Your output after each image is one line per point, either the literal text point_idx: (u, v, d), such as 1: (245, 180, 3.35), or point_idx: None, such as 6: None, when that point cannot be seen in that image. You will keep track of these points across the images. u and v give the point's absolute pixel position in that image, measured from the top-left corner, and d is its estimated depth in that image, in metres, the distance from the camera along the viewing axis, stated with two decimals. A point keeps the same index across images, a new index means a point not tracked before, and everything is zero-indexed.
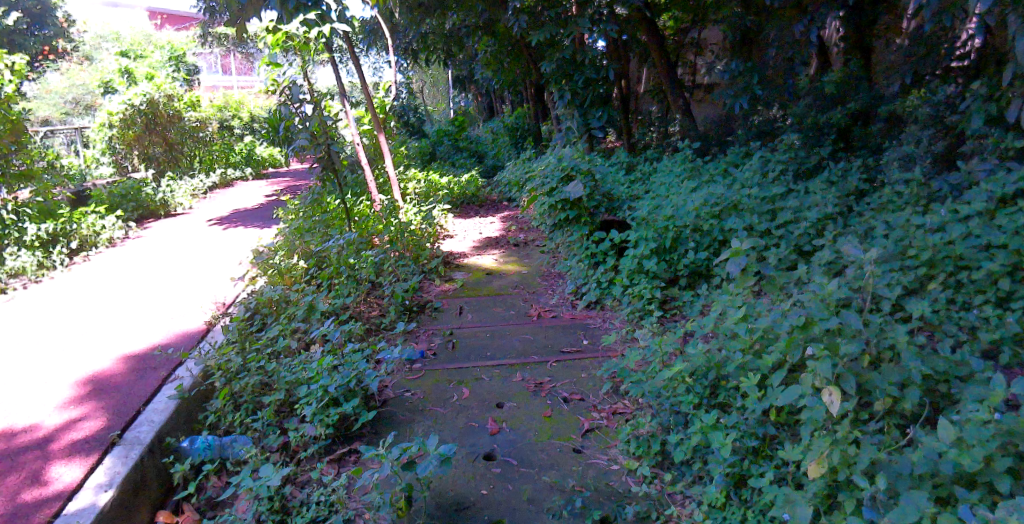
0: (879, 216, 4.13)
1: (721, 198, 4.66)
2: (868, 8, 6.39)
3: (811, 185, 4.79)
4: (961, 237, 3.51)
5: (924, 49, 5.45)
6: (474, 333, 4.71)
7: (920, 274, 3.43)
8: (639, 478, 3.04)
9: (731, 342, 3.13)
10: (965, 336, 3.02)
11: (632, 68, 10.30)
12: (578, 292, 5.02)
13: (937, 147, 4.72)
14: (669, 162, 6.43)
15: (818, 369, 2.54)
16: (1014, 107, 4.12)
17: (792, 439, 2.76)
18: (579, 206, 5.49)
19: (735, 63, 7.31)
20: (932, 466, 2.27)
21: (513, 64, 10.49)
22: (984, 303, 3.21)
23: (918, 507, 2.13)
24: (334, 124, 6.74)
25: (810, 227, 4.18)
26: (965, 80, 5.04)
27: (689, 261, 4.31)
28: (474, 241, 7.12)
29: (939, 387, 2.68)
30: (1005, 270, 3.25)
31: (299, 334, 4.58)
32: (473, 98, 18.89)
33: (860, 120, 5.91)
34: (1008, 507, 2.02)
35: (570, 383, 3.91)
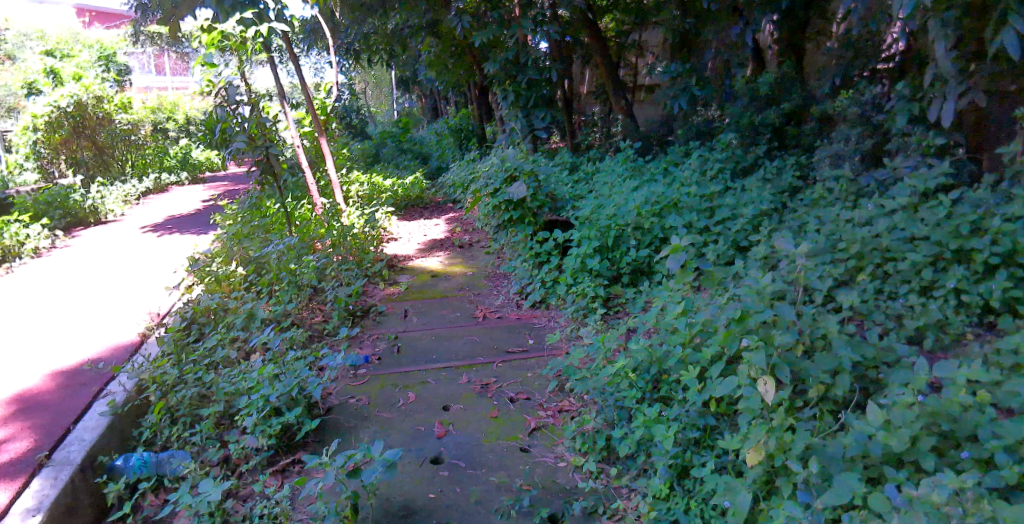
0: (812, 210, 4.27)
1: (661, 197, 4.73)
2: (800, 13, 6.62)
3: (746, 182, 4.93)
4: (887, 230, 3.65)
5: (851, 52, 5.62)
6: (420, 337, 4.66)
7: (849, 267, 3.57)
8: (586, 474, 3.05)
9: (671, 337, 3.18)
10: (892, 325, 3.16)
11: (575, 69, 10.40)
12: (523, 292, 5.02)
13: (865, 144, 4.92)
14: (611, 162, 6.50)
15: (754, 360, 2.60)
16: (937, 107, 4.33)
17: (732, 428, 2.82)
18: (523, 206, 5.46)
19: (673, 65, 7.49)
20: (862, 448, 2.37)
21: (457, 66, 10.47)
22: (909, 291, 3.36)
23: (851, 488, 2.22)
24: (273, 126, 6.53)
25: (747, 223, 4.28)
26: (890, 81, 5.27)
27: (631, 258, 4.35)
28: (419, 243, 7.05)
29: (868, 373, 2.79)
30: (927, 261, 3.40)
31: (239, 343, 4.45)
32: (417, 99, 18.77)
33: (792, 120, 6.12)
34: (931, 483, 2.13)
35: (516, 382, 3.90)
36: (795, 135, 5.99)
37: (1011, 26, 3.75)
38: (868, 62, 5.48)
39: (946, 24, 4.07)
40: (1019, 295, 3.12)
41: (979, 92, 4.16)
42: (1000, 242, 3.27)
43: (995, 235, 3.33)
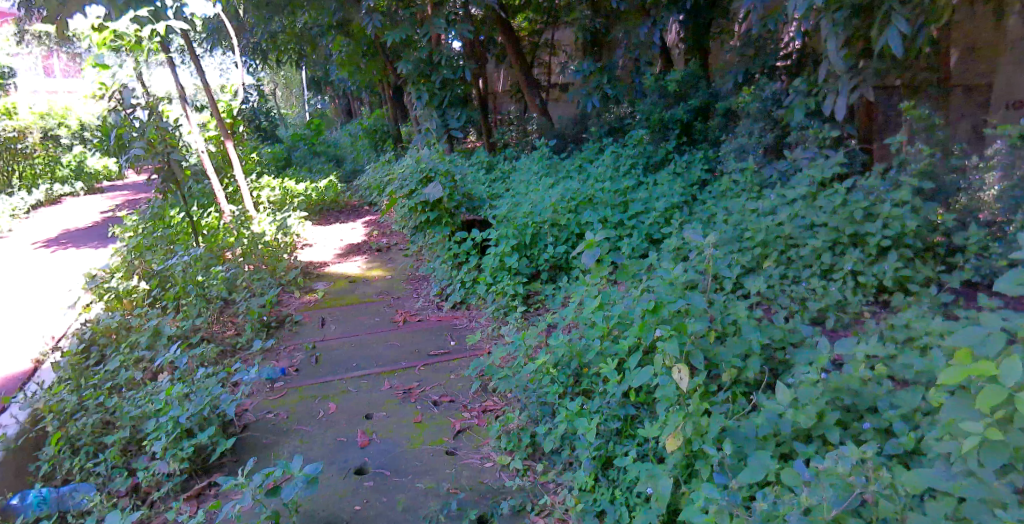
0: (720, 202, 4.42)
1: (577, 193, 4.78)
2: (704, 12, 6.84)
3: (658, 177, 5.06)
4: (788, 218, 3.82)
5: (752, 51, 5.79)
6: (339, 345, 4.51)
7: (756, 254, 3.72)
8: (513, 473, 3.04)
9: (589, 330, 3.20)
10: (796, 307, 3.32)
11: (490, 69, 10.40)
12: (444, 294, 4.96)
13: (767, 138, 5.15)
14: (527, 160, 6.53)
15: (668, 349, 2.66)
16: (833, 102, 4.56)
17: (651, 416, 2.88)
18: (440, 207, 5.38)
19: (586, 63, 7.56)
20: (774, 427, 2.48)
21: (370, 66, 10.26)
22: (811, 275, 3.53)
23: (764, 466, 2.31)
24: (175, 131, 6.19)
25: (659, 216, 4.38)
26: (788, 78, 5.54)
27: (549, 255, 4.37)
28: (336, 248, 6.85)
29: (776, 354, 2.91)
30: (827, 246, 3.58)
31: (144, 364, 4.19)
32: (331, 100, 18.27)
33: (699, 115, 6.33)
34: (837, 456, 2.25)
35: (439, 385, 3.85)
36: (703, 129, 6.20)
37: (894, 27, 4.00)
38: (768, 59, 5.61)
39: (837, 23, 4.30)
40: (909, 274, 3.34)
41: (868, 86, 4.42)
42: (890, 225, 3.48)
43: (886, 219, 3.52)
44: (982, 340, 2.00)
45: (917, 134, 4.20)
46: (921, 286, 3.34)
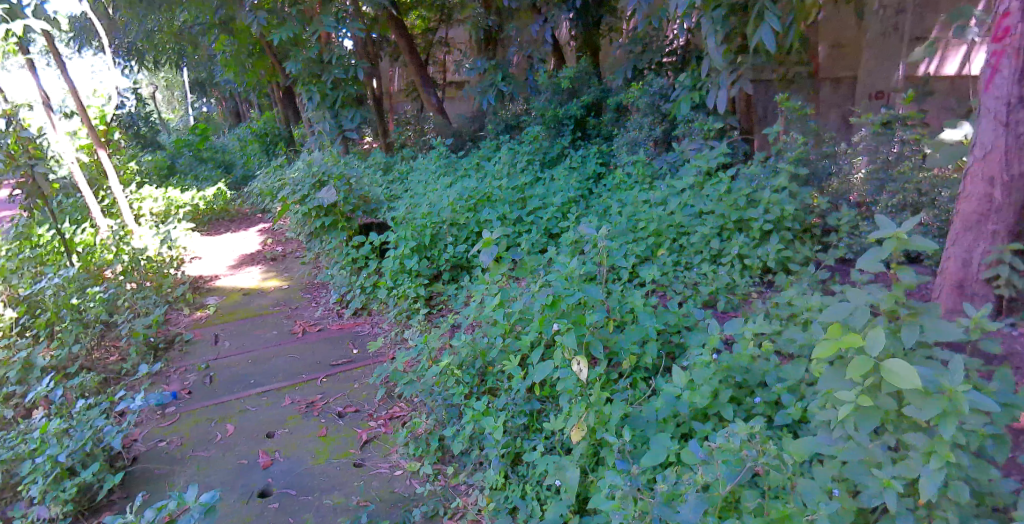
0: (614, 194, 4.54)
1: (474, 191, 4.74)
2: (593, 10, 6.99)
3: (554, 172, 5.13)
4: (678, 208, 3.96)
5: (640, 47, 5.91)
6: (234, 363, 4.28)
7: (649, 244, 3.83)
8: (423, 478, 3.00)
9: (491, 329, 3.20)
10: (689, 292, 3.45)
11: (384, 67, 10.21)
12: (344, 301, 4.82)
13: (656, 131, 5.33)
14: (424, 160, 6.45)
15: (566, 342, 2.70)
16: (719, 96, 4.76)
17: (556, 408, 2.93)
18: (335, 211, 5.21)
19: (480, 60, 7.46)
20: (672, 409, 2.58)
21: (257, 66, 9.80)
22: (702, 260, 3.69)
23: (665, 447, 2.40)
24: (40, 141, 5.67)
25: (556, 211, 4.43)
26: (674, 73, 5.76)
27: (450, 255, 4.32)
28: (227, 260, 6.50)
29: (672, 338, 3.02)
30: (714, 232, 3.74)
31: (14, 400, 3.83)
32: (217, 102, 17.30)
33: (592, 110, 6.48)
34: (729, 432, 2.36)
35: (343, 396, 3.73)
36: (596, 125, 6.35)
37: (768, 25, 4.26)
38: (655, 55, 5.78)
39: (716, 21, 4.53)
40: (790, 255, 3.55)
41: (747, 80, 4.67)
42: (770, 210, 3.68)
43: (766, 204, 3.70)
44: (849, 313, 2.11)
45: (792, 123, 4.47)
46: (801, 265, 3.56)
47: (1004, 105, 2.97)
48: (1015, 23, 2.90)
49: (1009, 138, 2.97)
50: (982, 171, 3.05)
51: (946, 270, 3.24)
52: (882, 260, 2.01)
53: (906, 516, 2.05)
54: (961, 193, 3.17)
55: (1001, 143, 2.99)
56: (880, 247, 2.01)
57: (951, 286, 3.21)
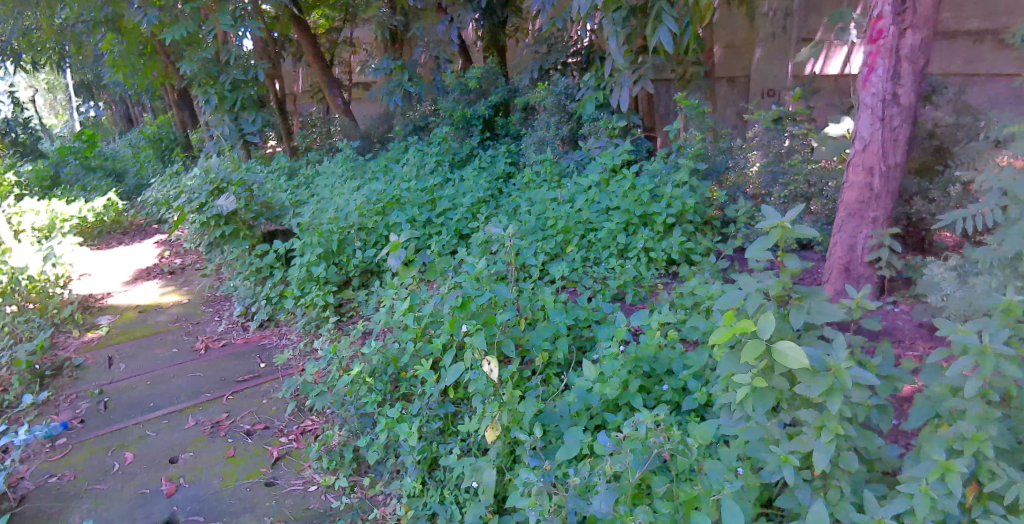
0: (522, 194, 4.58)
1: (382, 194, 4.63)
2: (499, 10, 6.95)
3: (463, 173, 5.12)
4: (585, 204, 4.04)
5: (545, 48, 6.00)
6: (131, 385, 4.02)
7: (559, 241, 3.87)
8: (339, 492, 2.93)
9: (402, 334, 3.16)
10: (598, 286, 3.51)
11: (287, 68, 9.86)
12: (249, 313, 4.64)
13: (563, 129, 5.40)
14: (331, 163, 6.28)
15: (475, 343, 2.71)
16: (622, 95, 4.89)
17: (471, 410, 2.93)
18: (235, 219, 4.98)
19: (386, 61, 7.33)
20: (584, 402, 2.64)
21: (148, 68, 9.24)
22: (610, 255, 3.77)
23: (578, 441, 2.44)
24: None
25: (466, 211, 4.41)
26: (579, 73, 5.86)
27: (359, 261, 4.24)
28: (120, 276, 6.10)
29: (583, 333, 3.08)
30: (621, 227, 3.83)
31: None
32: (105, 106, 16.17)
33: (500, 110, 6.51)
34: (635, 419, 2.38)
35: (251, 413, 3.58)
36: (505, 124, 6.38)
37: (666, 26, 4.39)
38: (559, 55, 5.85)
39: (617, 23, 4.63)
40: (691, 246, 3.68)
41: (648, 80, 4.81)
42: (672, 205, 3.81)
43: (669, 199, 3.83)
44: (742, 299, 2.21)
45: (691, 121, 4.64)
46: (702, 256, 3.70)
47: (879, 100, 3.20)
48: (887, 25, 3.13)
49: (885, 131, 3.21)
50: (862, 161, 3.28)
51: (834, 254, 3.46)
52: (768, 248, 2.12)
53: (803, 488, 2.18)
54: (845, 182, 3.40)
55: (878, 136, 3.23)
56: (766, 236, 2.11)
57: (838, 269, 3.44)
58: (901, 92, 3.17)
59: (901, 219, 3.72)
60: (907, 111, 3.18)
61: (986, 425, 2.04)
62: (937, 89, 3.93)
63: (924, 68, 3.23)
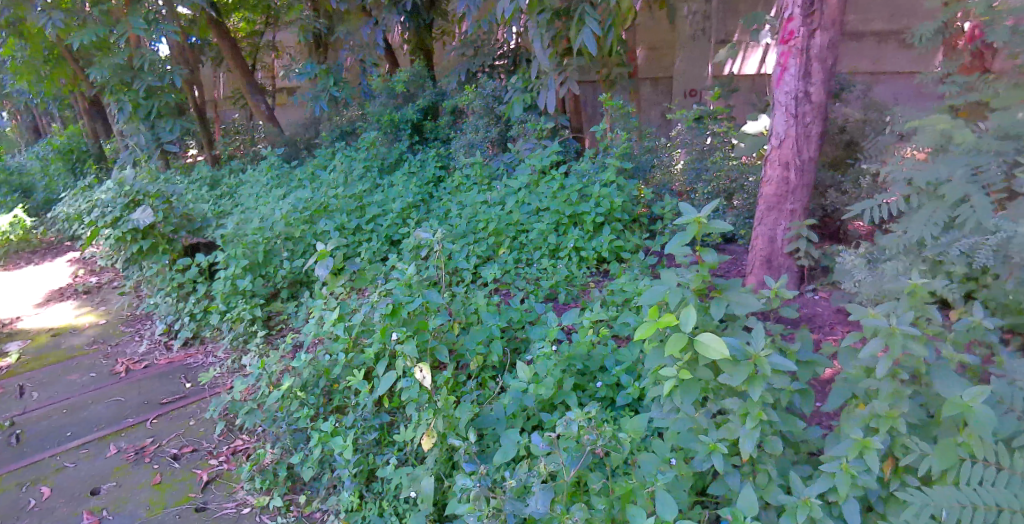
0: (453, 198, 4.56)
1: (309, 202, 4.53)
2: (423, 14, 6.92)
3: (393, 178, 5.06)
4: (515, 206, 4.06)
5: (472, 51, 5.99)
6: (44, 415, 3.78)
7: (490, 244, 3.87)
8: (274, 512, 2.84)
9: (333, 345, 3.10)
10: (531, 287, 3.54)
11: (206, 73, 9.52)
12: (172, 331, 4.44)
13: (492, 132, 5.41)
14: (255, 172, 6.08)
15: (406, 351, 2.70)
16: (549, 97, 4.93)
17: (406, 419, 2.91)
18: (154, 233, 4.76)
19: (309, 64, 7.10)
20: (519, 403, 2.66)
21: (53, 75, 8.71)
22: (541, 256, 3.80)
23: (515, 442, 2.45)
24: None
25: (396, 217, 4.37)
26: (506, 75, 5.89)
27: (286, 273, 4.15)
28: (29, 298, 5.73)
29: (517, 334, 3.10)
30: (551, 228, 3.87)
31: None
32: (6, 117, 15.16)
33: (428, 114, 6.46)
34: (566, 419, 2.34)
35: (177, 436, 3.43)
36: (433, 128, 6.33)
37: (589, 29, 4.46)
38: (486, 58, 5.86)
39: (541, 25, 4.67)
40: (621, 244, 3.74)
41: (573, 82, 4.89)
42: (601, 204, 3.87)
43: (597, 198, 3.89)
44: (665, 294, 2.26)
45: (616, 121, 4.72)
46: (631, 253, 3.77)
47: (792, 98, 3.33)
48: (797, 27, 3.25)
49: (798, 128, 3.34)
50: (778, 157, 3.41)
51: (755, 247, 3.58)
52: (687, 243, 2.19)
53: (733, 474, 2.26)
54: (764, 177, 3.52)
55: (792, 133, 3.36)
56: (683, 231, 2.18)
57: (760, 260, 3.55)
58: (812, 90, 3.31)
59: (817, 211, 3.88)
60: (818, 108, 3.33)
61: (898, 403, 2.15)
62: (844, 86, 4.15)
63: (833, 67, 3.38)
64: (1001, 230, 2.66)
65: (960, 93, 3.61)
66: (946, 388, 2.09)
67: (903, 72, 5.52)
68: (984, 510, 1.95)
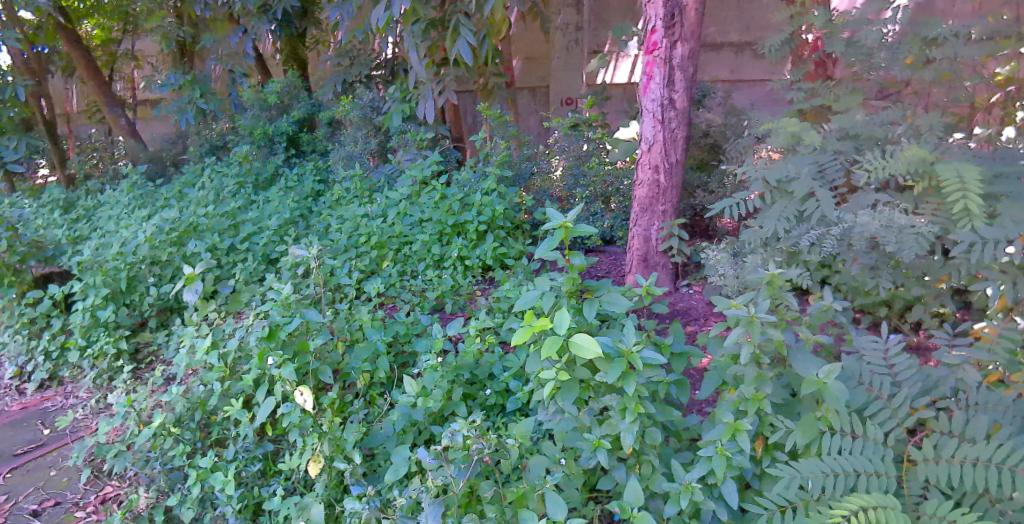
0: (333, 212, 4.43)
1: (176, 221, 4.21)
2: (295, 23, 6.70)
3: (268, 194, 4.86)
4: (397, 217, 4.01)
5: (347, 61, 5.86)
6: None
7: (373, 258, 3.80)
8: None
9: (207, 375, 2.93)
10: (416, 299, 3.51)
11: (55, 84, 8.72)
12: (24, 374, 4.03)
13: (371, 143, 5.31)
14: (115, 192, 5.62)
15: (284, 375, 2.61)
16: (428, 107, 4.92)
17: (292, 446, 2.81)
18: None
19: (171, 75, 6.57)
20: (408, 418, 2.63)
21: None
22: (427, 266, 3.78)
23: (406, 459, 2.41)
24: None
25: (273, 234, 4.20)
26: (384, 85, 5.82)
27: (154, 300, 3.89)
28: None
29: (404, 349, 3.09)
30: (434, 238, 3.86)
31: None
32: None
33: (304, 125, 6.26)
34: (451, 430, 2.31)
35: (35, 490, 3.11)
36: (310, 141, 6.14)
37: (464, 39, 4.50)
38: (362, 68, 5.76)
39: (416, 35, 4.67)
40: (504, 251, 3.81)
41: (451, 92, 4.91)
42: (482, 212, 3.90)
43: (479, 207, 3.92)
44: (538, 299, 2.33)
45: (494, 129, 4.77)
46: (515, 259, 3.84)
47: (658, 105, 3.50)
48: (660, 38, 3.43)
49: (665, 133, 3.52)
50: (649, 160, 3.58)
51: (632, 246, 3.73)
52: (554, 247, 2.26)
53: (620, 468, 2.33)
54: (636, 180, 3.68)
55: (660, 137, 3.53)
56: (551, 236, 2.25)
57: (637, 259, 3.71)
58: (676, 97, 3.49)
59: (687, 210, 4.12)
60: (682, 114, 3.52)
61: (762, 385, 2.27)
62: (705, 93, 4.45)
63: (693, 76, 3.59)
64: (843, 221, 2.95)
65: (806, 98, 3.91)
66: (803, 368, 2.26)
67: (757, 80, 6.06)
68: (844, 476, 2.12)
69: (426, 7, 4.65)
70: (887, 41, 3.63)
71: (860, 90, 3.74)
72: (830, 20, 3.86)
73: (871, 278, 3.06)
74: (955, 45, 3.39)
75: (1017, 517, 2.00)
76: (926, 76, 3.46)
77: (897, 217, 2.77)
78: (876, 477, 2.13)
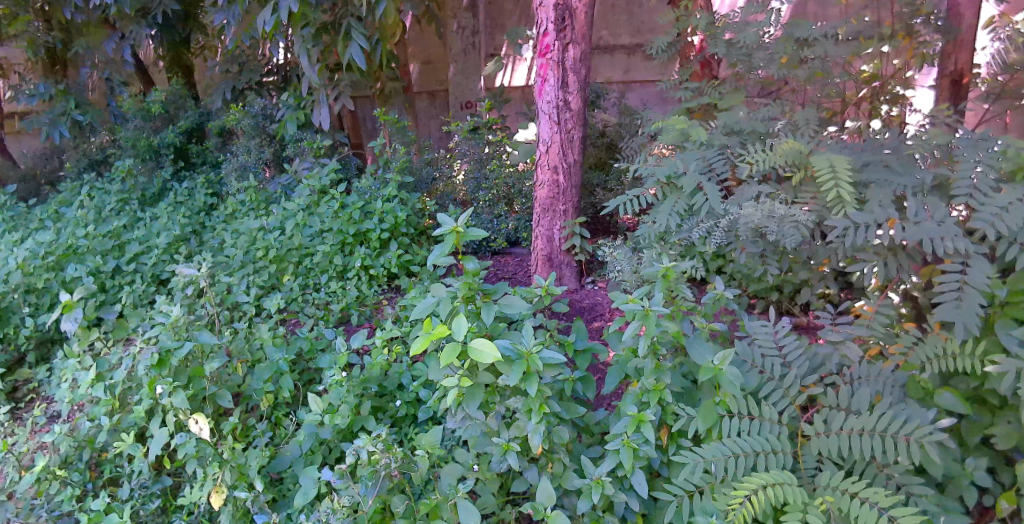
0: (227, 227, 4.24)
1: (51, 244, 3.90)
2: (178, 27, 6.37)
3: (156, 210, 4.59)
4: (296, 228, 3.86)
5: (236, 67, 5.61)
6: None
7: (272, 273, 3.65)
8: None
9: (93, 410, 2.73)
10: (320, 314, 3.43)
11: None
12: None
13: (265, 153, 5.12)
14: None
15: (175, 403, 2.46)
16: (323, 113, 4.78)
17: (192, 479, 2.67)
18: None
19: (40, 84, 6.14)
20: (314, 438, 2.54)
21: None
22: (329, 278, 3.69)
23: (314, 482, 2.32)
24: None
25: (163, 253, 3.97)
26: (277, 92, 5.61)
27: (30, 332, 3.58)
28: None
29: (308, 367, 3.01)
30: (335, 249, 3.76)
31: None
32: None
33: (193, 136, 5.95)
34: (356, 446, 2.26)
35: None
36: (200, 152, 5.85)
37: (355, 43, 4.41)
38: (252, 75, 5.52)
39: (306, 40, 4.53)
40: (409, 258, 3.78)
41: (347, 98, 4.82)
42: (385, 220, 3.83)
43: (381, 214, 3.85)
44: (435, 306, 2.31)
45: (393, 135, 4.70)
46: (421, 266, 3.83)
47: (553, 107, 3.56)
48: (552, 41, 3.48)
49: (562, 134, 3.58)
50: (547, 162, 3.63)
51: (536, 247, 3.77)
52: (447, 253, 2.26)
53: (531, 469, 2.34)
54: (536, 181, 3.73)
55: (557, 138, 3.59)
56: (444, 242, 2.25)
57: (542, 259, 3.75)
58: (571, 99, 3.56)
59: (587, 209, 4.23)
60: (576, 115, 3.59)
61: (661, 376, 2.34)
62: (599, 95, 4.60)
63: (586, 77, 3.67)
64: (728, 213, 3.06)
65: (693, 96, 4.13)
66: (699, 356, 2.34)
67: (648, 80, 6.28)
68: (744, 457, 2.21)
69: (317, 11, 4.52)
70: (764, 43, 3.77)
71: (743, 89, 3.92)
72: (713, 22, 4.03)
73: (760, 265, 3.24)
74: (824, 45, 3.63)
75: (903, 480, 2.18)
76: (801, 74, 3.68)
77: (778, 207, 2.92)
78: (773, 454, 2.24)
